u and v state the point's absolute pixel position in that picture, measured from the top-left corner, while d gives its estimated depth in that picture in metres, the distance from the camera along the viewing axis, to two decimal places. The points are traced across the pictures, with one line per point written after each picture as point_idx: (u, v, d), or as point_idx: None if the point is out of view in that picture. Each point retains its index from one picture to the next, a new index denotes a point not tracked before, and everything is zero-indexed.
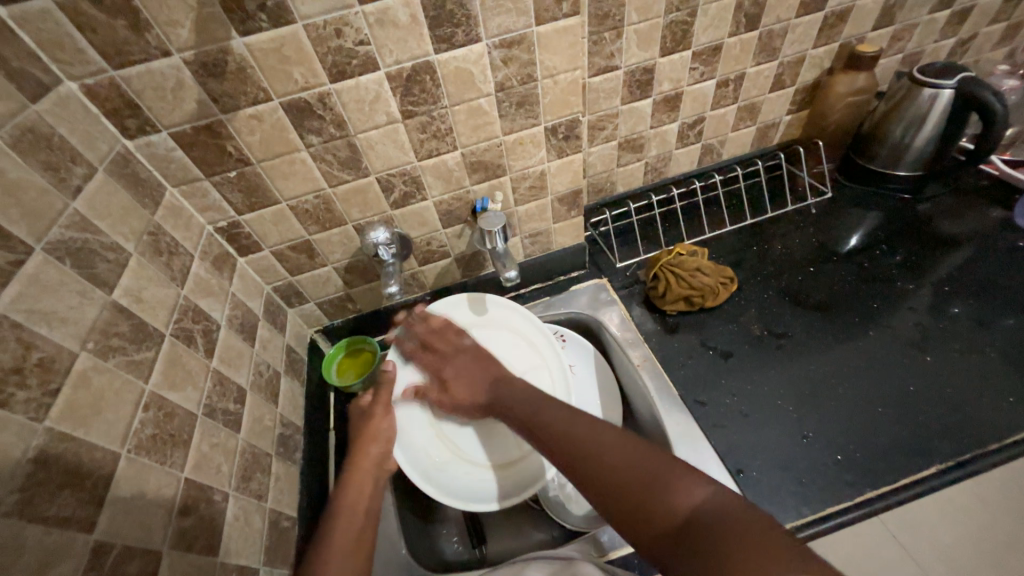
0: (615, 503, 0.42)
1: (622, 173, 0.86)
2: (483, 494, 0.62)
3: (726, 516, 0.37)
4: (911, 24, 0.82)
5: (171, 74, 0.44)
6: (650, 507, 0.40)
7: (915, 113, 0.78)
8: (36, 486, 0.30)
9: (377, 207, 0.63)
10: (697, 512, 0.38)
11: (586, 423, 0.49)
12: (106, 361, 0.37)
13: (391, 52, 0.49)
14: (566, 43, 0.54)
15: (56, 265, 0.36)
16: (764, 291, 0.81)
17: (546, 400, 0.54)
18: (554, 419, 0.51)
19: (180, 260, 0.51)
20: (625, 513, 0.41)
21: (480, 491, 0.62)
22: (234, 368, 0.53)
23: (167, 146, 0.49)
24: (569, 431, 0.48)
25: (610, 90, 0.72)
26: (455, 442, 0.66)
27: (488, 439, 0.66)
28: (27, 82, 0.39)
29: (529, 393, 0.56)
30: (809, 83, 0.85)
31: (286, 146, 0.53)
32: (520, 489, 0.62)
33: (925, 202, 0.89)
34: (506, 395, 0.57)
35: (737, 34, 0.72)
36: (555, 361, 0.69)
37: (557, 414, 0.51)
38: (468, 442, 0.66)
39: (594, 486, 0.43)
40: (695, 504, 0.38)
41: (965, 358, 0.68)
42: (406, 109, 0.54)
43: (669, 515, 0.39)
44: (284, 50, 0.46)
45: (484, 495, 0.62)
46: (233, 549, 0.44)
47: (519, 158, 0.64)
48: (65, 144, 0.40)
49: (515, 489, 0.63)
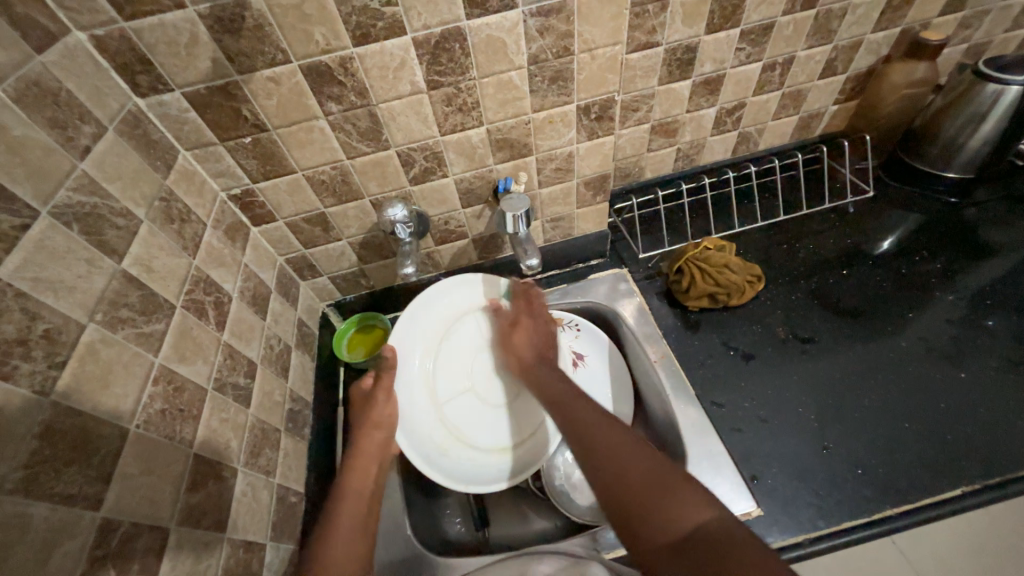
0: (617, 499, 0.41)
1: (652, 158, 0.82)
2: (483, 476, 0.63)
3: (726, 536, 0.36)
4: (983, 10, 0.75)
5: (185, 28, 0.41)
6: (650, 510, 0.39)
7: (975, 111, 0.72)
8: (40, 462, 0.29)
9: (395, 182, 0.60)
10: (698, 528, 0.37)
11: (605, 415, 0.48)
12: (114, 333, 0.36)
13: (420, 16, 0.45)
14: (609, 14, 0.50)
15: (64, 231, 0.34)
16: (792, 292, 0.77)
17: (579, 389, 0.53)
18: (578, 402, 0.50)
19: (192, 229, 0.49)
20: (623, 507, 0.40)
21: (479, 473, 0.63)
22: (245, 342, 0.52)
23: (180, 107, 0.47)
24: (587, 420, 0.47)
25: (647, 69, 0.67)
26: (456, 425, 0.66)
27: (488, 424, 0.67)
28: (32, 31, 0.36)
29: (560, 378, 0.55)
30: (863, 70, 0.79)
31: (303, 113, 0.50)
32: (522, 471, 0.64)
33: (973, 207, 0.83)
34: (548, 371, 0.57)
35: (791, 13, 0.66)
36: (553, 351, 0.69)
37: (582, 400, 0.50)
38: (468, 426, 0.66)
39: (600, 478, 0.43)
40: (697, 521, 0.37)
41: (1001, 376, 0.64)
42: (432, 79, 0.51)
43: (666, 521, 0.38)
44: (304, 8, 0.42)
45: (484, 477, 0.63)
46: (241, 524, 0.44)
47: (547, 138, 0.61)
48: (73, 101, 0.38)
49: (513, 470, 0.64)
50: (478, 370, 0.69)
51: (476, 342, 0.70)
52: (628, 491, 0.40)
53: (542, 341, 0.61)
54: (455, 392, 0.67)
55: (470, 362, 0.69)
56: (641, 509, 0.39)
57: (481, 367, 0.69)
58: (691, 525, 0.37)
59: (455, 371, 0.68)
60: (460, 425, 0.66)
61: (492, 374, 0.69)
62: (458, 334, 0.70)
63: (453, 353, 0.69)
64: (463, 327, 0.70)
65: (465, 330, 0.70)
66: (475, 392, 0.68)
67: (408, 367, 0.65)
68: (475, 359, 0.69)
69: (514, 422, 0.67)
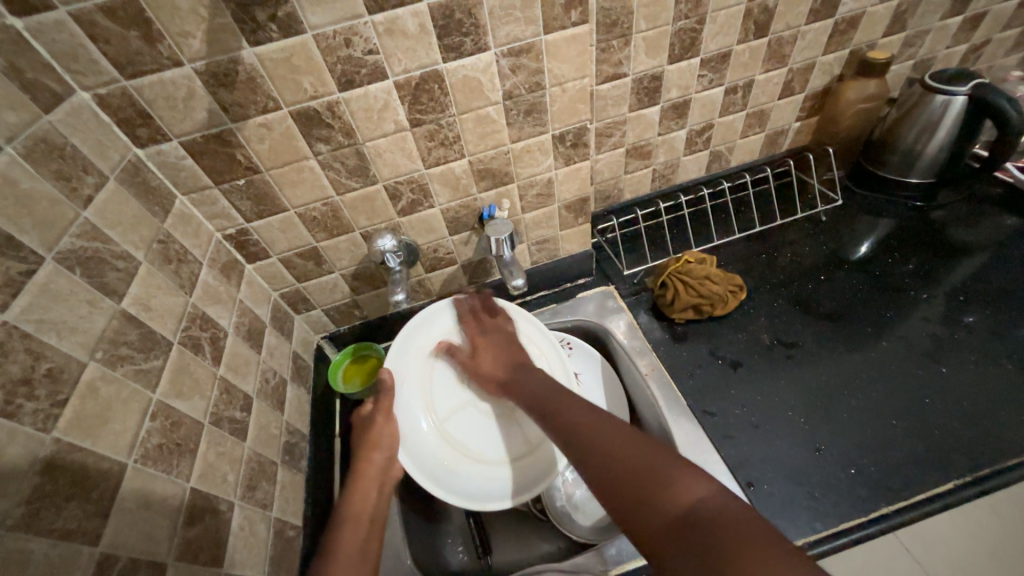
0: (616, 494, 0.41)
1: (629, 180, 0.86)
2: (492, 494, 0.62)
3: (724, 514, 0.35)
4: (923, 30, 0.81)
5: (183, 84, 0.45)
6: (652, 500, 0.38)
7: (927, 120, 0.76)
8: (42, 498, 0.30)
9: (384, 215, 0.63)
10: (696, 508, 0.36)
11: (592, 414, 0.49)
12: (114, 370, 0.38)
13: (400, 62, 0.49)
14: (575, 51, 0.54)
15: (67, 275, 0.36)
16: (774, 299, 0.80)
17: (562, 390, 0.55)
18: (564, 404, 0.52)
19: (189, 268, 0.51)
20: (620, 500, 0.40)
21: (489, 490, 0.62)
22: (240, 375, 0.53)
23: (178, 155, 0.49)
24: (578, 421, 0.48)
25: (617, 98, 0.72)
26: (462, 441, 0.65)
27: (495, 436, 0.66)
28: (41, 94, 0.39)
29: (548, 385, 0.57)
30: (819, 89, 0.84)
31: (294, 154, 0.53)
32: (533, 484, 0.63)
33: (939, 210, 0.87)
34: (526, 380, 0.59)
35: (746, 42, 0.72)
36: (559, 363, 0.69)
37: (568, 401, 0.52)
38: (474, 441, 0.66)
39: (597, 476, 0.43)
40: (693, 499, 0.37)
41: (980, 368, 0.66)
42: (414, 117, 0.54)
43: (667, 505, 0.38)
44: (293, 60, 0.46)
45: (496, 494, 0.62)
46: (238, 559, 0.44)
47: (527, 166, 0.64)
48: (77, 154, 0.41)
49: (527, 485, 0.63)
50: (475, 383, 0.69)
51: None
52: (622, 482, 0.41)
53: (507, 352, 0.64)
54: (455, 408, 0.67)
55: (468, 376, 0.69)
56: (638, 500, 0.39)
57: None
58: (689, 506, 0.37)
59: (453, 387, 0.68)
60: (464, 440, 0.65)
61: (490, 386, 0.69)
62: None
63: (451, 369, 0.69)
64: None
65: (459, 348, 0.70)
66: (476, 406, 0.68)
67: (406, 388, 0.66)
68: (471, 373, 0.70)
69: (521, 432, 0.67)
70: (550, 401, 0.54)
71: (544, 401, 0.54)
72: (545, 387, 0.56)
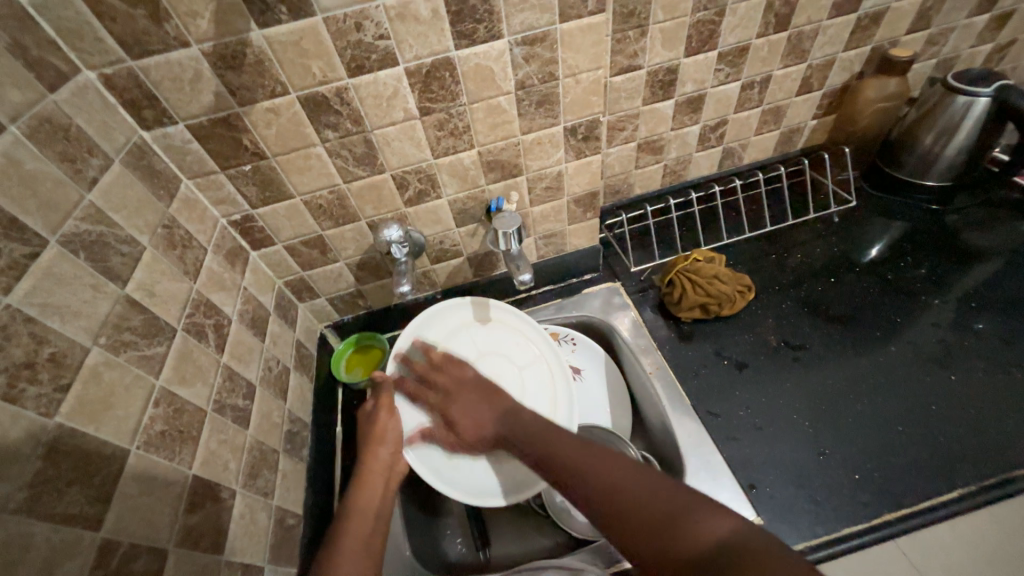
0: (635, 540, 0.39)
1: (640, 175, 0.84)
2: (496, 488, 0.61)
3: (749, 546, 0.34)
4: (948, 28, 0.79)
5: (189, 65, 0.44)
6: (673, 542, 0.37)
7: (948, 121, 0.75)
8: (44, 483, 0.30)
9: (391, 204, 0.62)
10: (720, 544, 0.35)
11: (596, 451, 0.48)
12: (117, 356, 0.37)
13: (411, 48, 0.48)
14: (590, 41, 0.53)
15: (71, 258, 0.36)
16: (782, 301, 0.78)
17: (558, 431, 0.53)
18: (565, 447, 0.50)
19: (194, 254, 0.50)
20: (639, 544, 0.39)
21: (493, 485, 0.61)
22: (244, 363, 0.53)
23: (183, 138, 0.49)
24: (583, 463, 0.47)
25: (631, 90, 0.70)
26: None
27: None
28: (46, 72, 0.38)
29: (545, 425, 0.54)
30: (838, 87, 0.82)
31: (301, 140, 0.52)
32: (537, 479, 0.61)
33: (954, 214, 0.86)
34: (517, 431, 0.55)
35: (765, 35, 0.70)
36: (556, 362, 0.70)
37: (568, 444, 0.50)
38: None
39: (612, 524, 0.41)
40: (715, 535, 0.36)
41: (989, 376, 0.65)
42: (424, 105, 0.53)
43: (689, 544, 0.36)
44: (302, 44, 0.45)
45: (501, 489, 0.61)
46: (239, 547, 0.44)
47: (537, 159, 0.63)
48: (82, 135, 0.40)
49: (530, 479, 0.61)
50: None
51: (473, 354, 0.70)
52: (640, 526, 0.40)
53: (480, 401, 0.60)
54: None
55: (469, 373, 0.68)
56: (658, 542, 0.38)
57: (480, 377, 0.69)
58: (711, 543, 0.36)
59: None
60: None
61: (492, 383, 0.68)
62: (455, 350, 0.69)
63: None
64: (459, 343, 0.70)
65: (462, 345, 0.70)
66: None
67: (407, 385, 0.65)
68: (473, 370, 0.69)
69: None
70: (548, 449, 0.51)
71: (541, 447, 0.52)
72: (540, 430, 0.54)
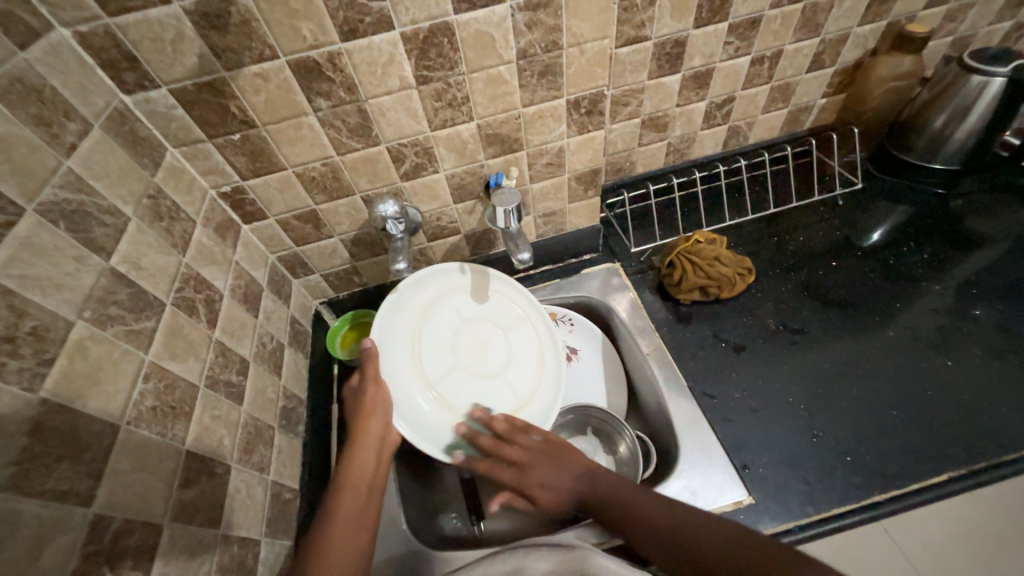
0: None
1: (643, 152, 0.82)
2: None
3: None
4: (967, 3, 0.76)
5: (170, 24, 0.41)
6: None
7: (961, 102, 0.72)
8: (31, 459, 0.29)
9: (387, 178, 0.60)
10: None
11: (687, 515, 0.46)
12: (104, 331, 0.36)
13: (407, 11, 0.45)
14: (595, 8, 0.50)
15: (50, 228, 0.34)
16: (783, 284, 0.78)
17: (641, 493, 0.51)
18: (651, 512, 0.48)
19: (182, 226, 0.49)
20: None
21: None
22: (237, 339, 0.52)
23: (167, 104, 0.46)
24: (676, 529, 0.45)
25: (637, 63, 0.67)
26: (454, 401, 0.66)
27: (486, 394, 0.67)
28: (14, 27, 0.36)
29: (627, 490, 0.51)
30: (850, 64, 0.79)
31: (292, 109, 0.50)
32: None
33: (959, 199, 0.85)
34: (600, 500, 0.52)
35: (778, 6, 0.67)
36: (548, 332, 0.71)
37: (655, 508, 0.48)
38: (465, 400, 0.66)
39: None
40: None
41: (985, 362, 0.66)
42: (421, 74, 0.51)
43: None
44: (291, 3, 0.42)
45: None
46: (235, 521, 0.44)
47: (538, 133, 0.61)
48: (58, 98, 0.38)
49: None
50: (462, 346, 0.69)
51: (456, 321, 0.69)
52: None
53: (555, 466, 0.56)
54: (445, 370, 0.67)
55: (453, 340, 0.68)
56: None
57: (465, 344, 0.69)
58: None
59: (441, 349, 0.67)
60: (456, 400, 0.66)
61: (477, 348, 0.69)
62: (439, 317, 0.69)
63: (436, 334, 0.68)
64: (442, 310, 0.69)
65: (444, 311, 0.70)
66: (464, 367, 0.68)
67: (391, 354, 0.64)
68: (457, 337, 0.69)
69: (512, 388, 0.68)
70: (635, 517, 0.48)
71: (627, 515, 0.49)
72: (621, 496, 0.51)
